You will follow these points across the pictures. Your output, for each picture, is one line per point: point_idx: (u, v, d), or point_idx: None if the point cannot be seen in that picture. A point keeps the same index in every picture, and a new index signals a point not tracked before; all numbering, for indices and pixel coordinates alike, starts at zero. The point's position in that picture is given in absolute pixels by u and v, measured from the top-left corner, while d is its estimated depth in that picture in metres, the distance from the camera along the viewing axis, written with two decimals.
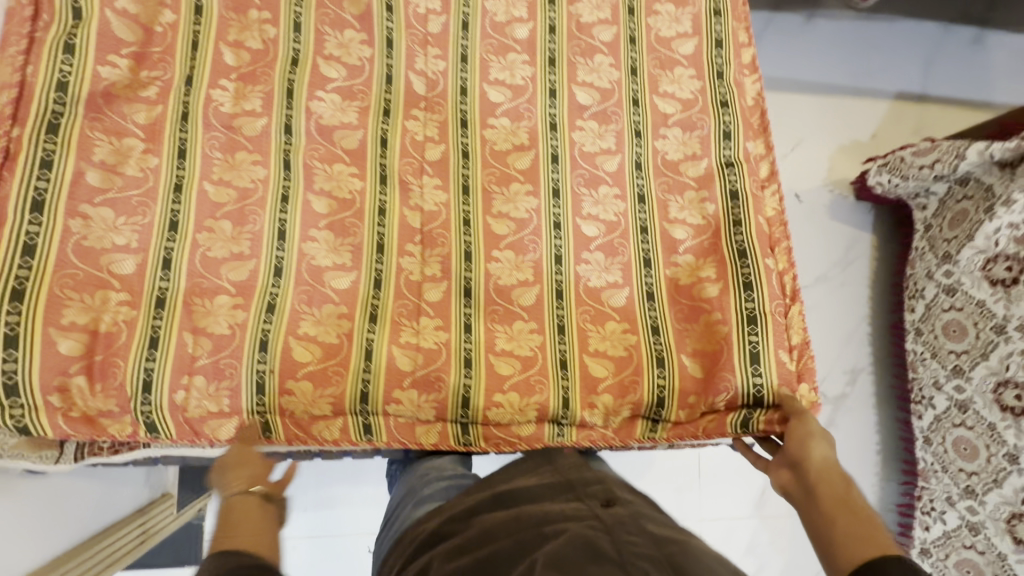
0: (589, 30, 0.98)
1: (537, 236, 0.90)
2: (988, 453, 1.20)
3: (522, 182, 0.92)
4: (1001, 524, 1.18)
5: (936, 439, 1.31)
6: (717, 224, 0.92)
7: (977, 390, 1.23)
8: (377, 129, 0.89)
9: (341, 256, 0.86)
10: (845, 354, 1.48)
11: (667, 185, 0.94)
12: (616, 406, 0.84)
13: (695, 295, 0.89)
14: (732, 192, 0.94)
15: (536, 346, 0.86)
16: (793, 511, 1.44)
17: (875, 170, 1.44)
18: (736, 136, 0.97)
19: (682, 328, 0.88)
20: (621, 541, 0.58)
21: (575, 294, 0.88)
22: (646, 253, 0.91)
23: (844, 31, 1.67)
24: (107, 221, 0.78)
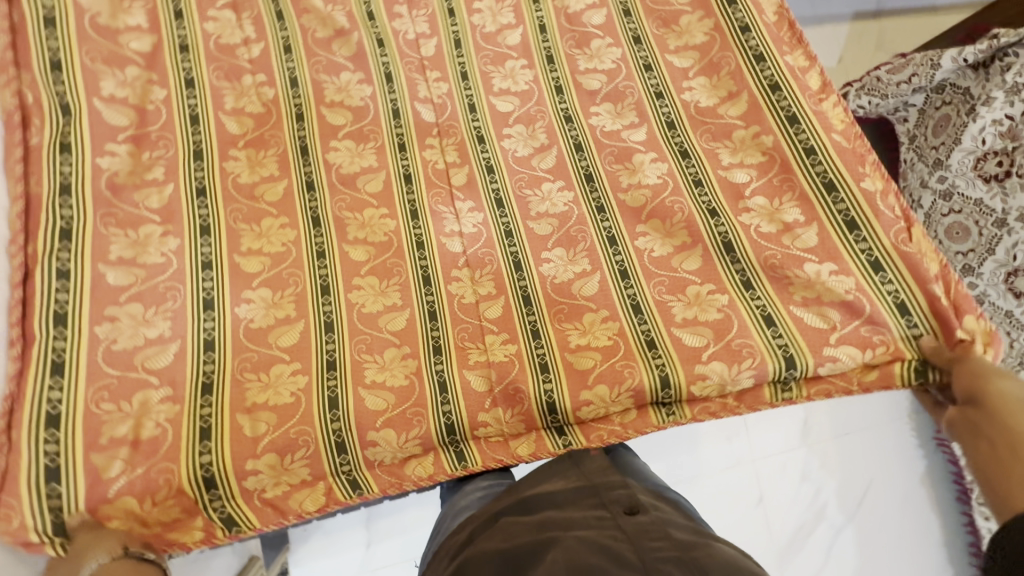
0: (579, 19, 1.00)
1: (583, 225, 0.90)
2: (1011, 341, 1.20)
3: (552, 180, 0.92)
4: None
5: None
6: (780, 155, 0.93)
7: (989, 284, 1.23)
8: (398, 165, 0.89)
9: (391, 296, 0.85)
10: None
11: (710, 134, 0.96)
12: (731, 373, 0.80)
13: (783, 241, 0.87)
14: (788, 115, 0.94)
15: (614, 333, 0.83)
16: (835, 434, 1.51)
17: (853, 94, 1.37)
18: (768, 56, 0.98)
19: (783, 281, 0.85)
20: (647, 549, 0.58)
21: (641, 267, 0.88)
22: (707, 202, 0.91)
23: None
24: (137, 316, 0.77)
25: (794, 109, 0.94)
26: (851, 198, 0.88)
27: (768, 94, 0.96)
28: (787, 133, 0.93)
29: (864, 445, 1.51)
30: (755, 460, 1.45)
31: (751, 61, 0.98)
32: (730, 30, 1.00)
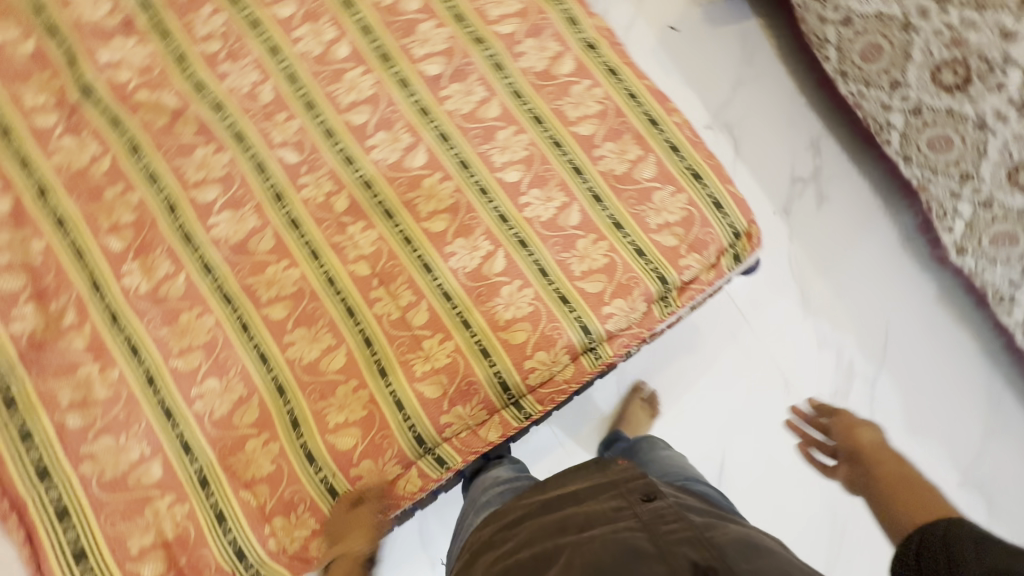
0: (397, 10, 0.98)
1: (473, 211, 0.93)
2: (960, 136, 1.13)
3: (430, 175, 0.94)
4: (1005, 183, 1.09)
5: (911, 152, 1.21)
6: (613, 103, 0.96)
7: (920, 90, 1.15)
8: (281, 215, 0.90)
9: (325, 339, 0.87)
10: (800, 135, 1.62)
11: (553, 93, 0.97)
12: (630, 304, 0.89)
13: (634, 179, 0.94)
14: (608, 67, 0.97)
15: (532, 299, 0.88)
16: (832, 291, 1.50)
17: None
18: (580, 18, 0.99)
19: (642, 213, 0.93)
20: (662, 533, 0.76)
21: (535, 234, 0.92)
22: (571, 161, 0.95)
23: None
24: (112, 446, 0.80)
25: (610, 62, 0.98)
26: (671, 128, 0.96)
27: (590, 53, 0.98)
28: (612, 80, 0.97)
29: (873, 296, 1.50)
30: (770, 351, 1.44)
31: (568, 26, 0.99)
32: None
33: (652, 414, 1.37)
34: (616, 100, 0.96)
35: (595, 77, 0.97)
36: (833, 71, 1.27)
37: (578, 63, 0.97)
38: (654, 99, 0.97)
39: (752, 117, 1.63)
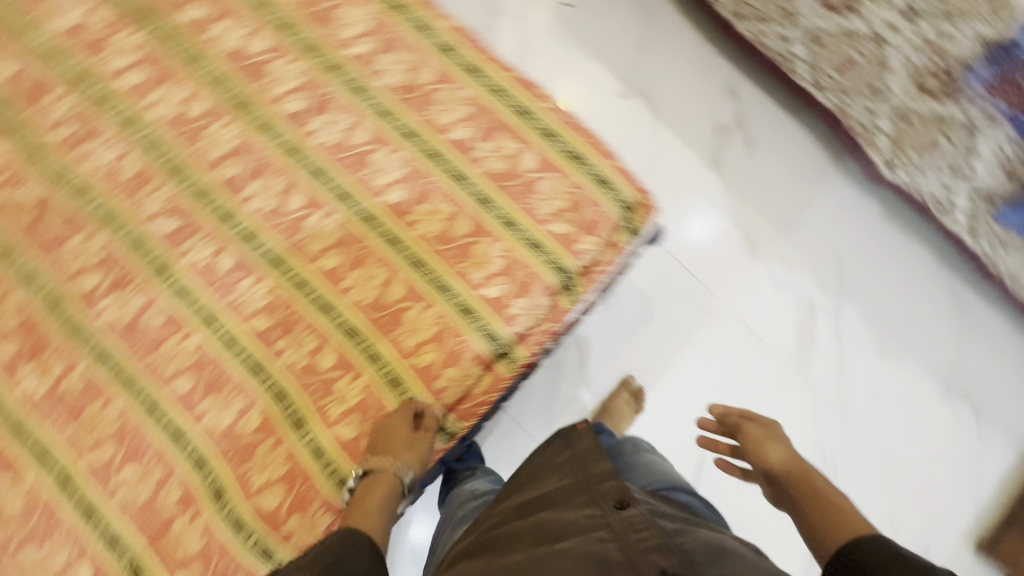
0: (246, 54, 0.96)
1: (361, 240, 0.91)
2: (858, 50, 1.37)
3: (311, 213, 0.91)
4: (910, 88, 1.33)
5: (821, 77, 1.49)
6: (481, 101, 0.95)
7: (812, 16, 1.40)
8: (168, 287, 0.88)
9: (235, 402, 0.85)
10: (722, 108, 1.74)
11: (419, 104, 0.95)
12: (533, 302, 0.88)
13: (517, 172, 0.92)
14: (468, 66, 0.97)
15: (436, 317, 0.87)
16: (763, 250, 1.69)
17: None
18: (430, 25, 0.99)
19: (531, 206, 0.91)
20: (633, 541, 0.85)
21: (429, 250, 0.90)
22: (450, 169, 0.93)
23: None
24: (37, 556, 0.79)
25: (468, 62, 0.97)
26: (543, 115, 0.95)
27: (447, 56, 0.97)
28: (476, 82, 0.96)
29: (813, 232, 1.70)
30: (727, 298, 1.67)
31: (420, 33, 0.98)
32: (385, 11, 0.99)
33: (637, 408, 1.54)
34: (484, 100, 0.95)
35: (459, 82, 0.96)
36: (732, 16, 1.56)
37: (439, 71, 0.96)
38: (521, 92, 0.96)
39: (673, 96, 1.74)
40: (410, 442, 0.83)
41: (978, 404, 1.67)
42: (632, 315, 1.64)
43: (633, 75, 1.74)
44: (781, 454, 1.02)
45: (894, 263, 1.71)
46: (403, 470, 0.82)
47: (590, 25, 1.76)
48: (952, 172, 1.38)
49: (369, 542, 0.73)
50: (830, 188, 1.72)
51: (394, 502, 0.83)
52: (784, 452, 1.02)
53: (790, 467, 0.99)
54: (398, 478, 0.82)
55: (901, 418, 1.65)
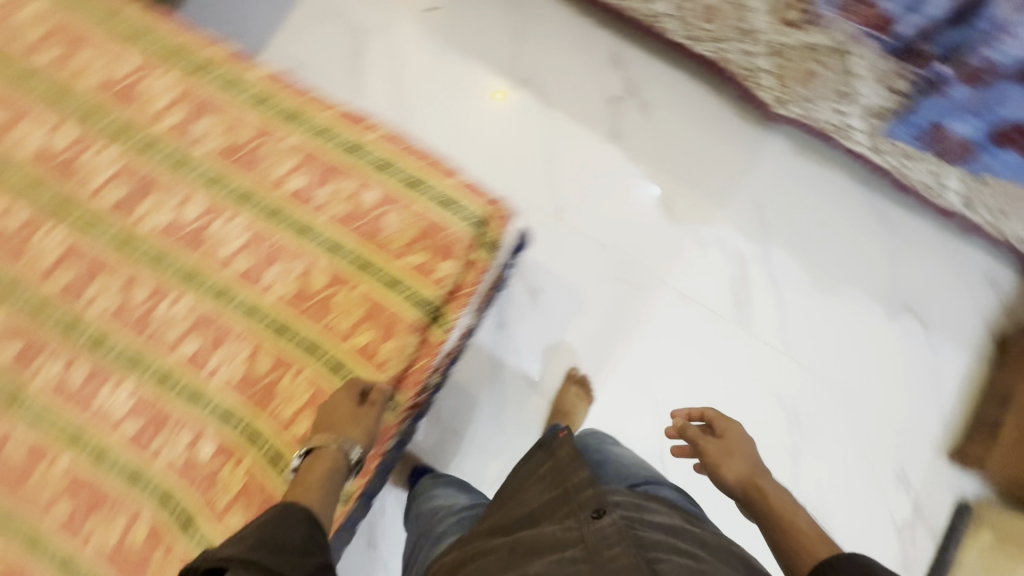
0: (57, 156, 0.94)
1: (217, 319, 0.87)
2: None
3: (158, 302, 0.88)
4: (776, 25, 1.28)
5: (694, 27, 1.46)
6: (308, 145, 0.91)
7: None
8: (25, 413, 0.86)
9: (117, 517, 0.82)
10: (612, 80, 1.70)
11: (243, 163, 0.91)
12: (400, 343, 0.86)
13: (360, 211, 0.89)
14: (286, 112, 0.93)
15: (308, 382, 0.85)
16: (682, 215, 1.67)
17: None
18: (237, 78, 0.94)
19: (380, 242, 0.87)
20: (606, 560, 0.87)
21: (289, 314, 0.87)
22: (293, 224, 0.89)
23: None
24: None
25: (286, 108, 0.93)
26: (374, 146, 0.92)
27: (263, 107, 0.93)
28: (299, 129, 0.92)
29: (728, 183, 1.69)
30: (656, 269, 1.65)
31: (228, 89, 0.94)
32: (188, 73, 0.95)
33: (587, 400, 1.57)
34: (310, 146, 0.91)
35: (282, 132, 0.92)
36: None
37: (257, 126, 0.92)
38: (350, 127, 0.93)
39: (559, 79, 1.70)
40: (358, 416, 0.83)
41: (924, 317, 1.67)
42: (565, 309, 1.62)
43: (514, 66, 1.69)
44: (737, 469, 1.06)
45: (817, 195, 1.69)
46: (348, 444, 0.82)
47: (458, 26, 1.70)
48: (840, 95, 1.37)
49: (304, 517, 0.74)
50: (738, 133, 1.70)
51: (341, 478, 0.83)
52: (741, 467, 1.05)
53: (747, 482, 1.03)
54: (344, 454, 0.82)
55: (852, 348, 1.65)
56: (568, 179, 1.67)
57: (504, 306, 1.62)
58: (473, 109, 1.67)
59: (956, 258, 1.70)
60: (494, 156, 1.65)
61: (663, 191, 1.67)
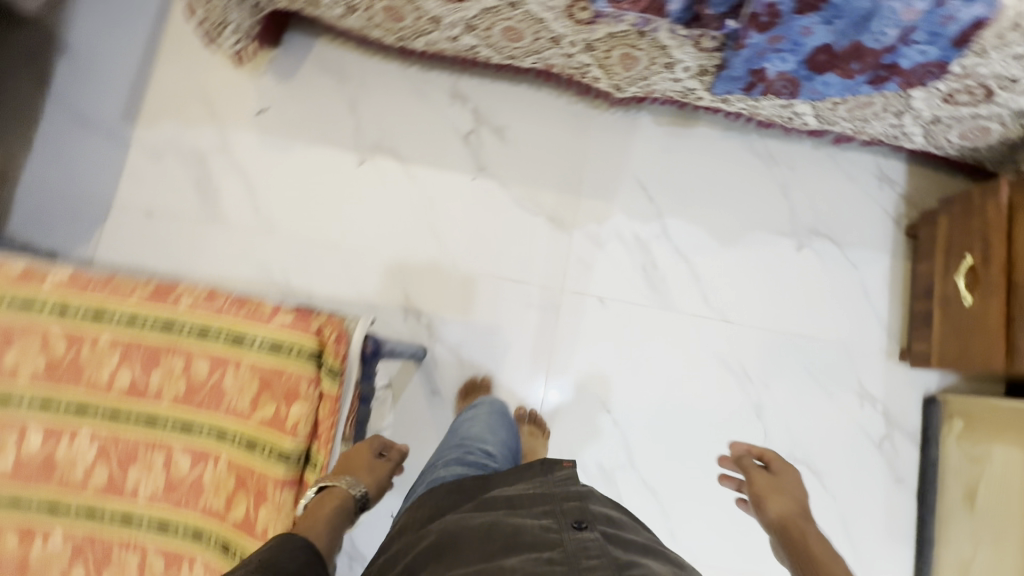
0: None
1: (96, 538, 0.96)
2: (507, 17, 1.30)
3: (35, 539, 0.96)
4: (569, 24, 1.27)
5: (501, 46, 1.43)
6: (123, 341, 0.96)
7: (450, 16, 1.33)
8: None
9: None
10: (457, 117, 1.70)
11: (65, 381, 0.96)
12: (278, 502, 0.92)
13: (195, 388, 0.95)
14: (92, 312, 0.96)
15: (204, 567, 0.95)
16: (570, 222, 1.66)
17: (223, 39, 1.43)
18: (32, 297, 0.95)
19: (227, 409, 0.95)
20: (582, 567, 0.85)
21: (166, 506, 0.96)
22: (138, 419, 0.96)
23: (79, 86, 1.65)
24: None
25: (88, 308, 0.96)
26: (187, 317, 0.96)
27: (66, 316, 0.96)
28: (108, 324, 0.96)
29: (603, 177, 1.68)
30: (562, 284, 1.64)
31: (29, 308, 0.96)
32: None
33: (544, 434, 1.53)
34: (126, 337, 0.96)
35: (92, 333, 0.96)
36: (397, 40, 1.50)
37: (65, 338, 0.95)
38: (158, 308, 0.96)
39: (406, 133, 1.69)
40: (370, 466, 1.12)
41: (833, 234, 1.68)
42: (490, 353, 1.61)
43: (359, 137, 1.68)
44: (780, 506, 1.03)
45: (689, 158, 1.69)
46: (355, 486, 0.96)
47: (291, 119, 1.68)
48: (663, 64, 1.36)
49: (304, 543, 0.79)
50: (594, 124, 1.69)
51: (344, 520, 0.91)
52: (785, 507, 1.02)
53: (786, 519, 1.00)
54: (350, 495, 0.95)
55: (776, 290, 1.65)
56: (451, 226, 1.65)
57: (432, 371, 1.60)
58: (337, 191, 1.66)
59: (846, 168, 1.70)
60: (372, 229, 1.64)
61: (546, 204, 1.67)
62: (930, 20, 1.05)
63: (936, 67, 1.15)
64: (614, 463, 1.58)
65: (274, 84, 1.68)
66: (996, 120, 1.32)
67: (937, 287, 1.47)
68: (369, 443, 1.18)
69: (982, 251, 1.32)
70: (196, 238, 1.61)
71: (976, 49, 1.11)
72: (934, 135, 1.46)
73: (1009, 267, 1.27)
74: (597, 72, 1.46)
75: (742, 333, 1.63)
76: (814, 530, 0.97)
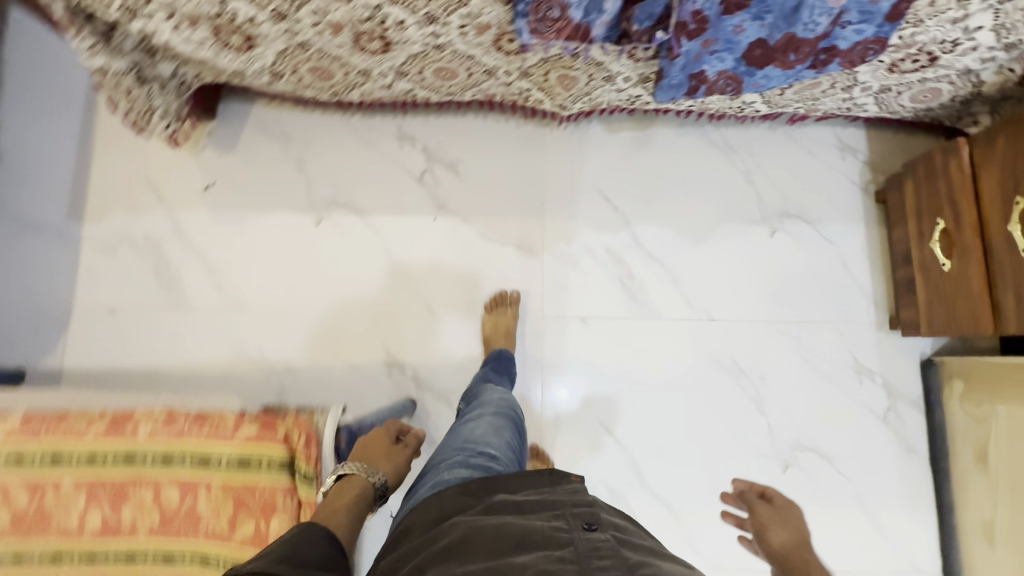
0: None
1: None
2: (436, 58, 1.26)
3: None
4: (499, 56, 1.24)
5: (438, 86, 1.40)
6: (86, 481, 1.00)
7: (379, 66, 1.29)
8: None
9: None
10: (408, 158, 1.66)
11: (36, 529, 0.99)
12: None
13: (170, 516, 1.01)
14: (51, 457, 1.00)
15: None
16: (539, 246, 1.63)
17: (152, 126, 1.38)
18: None
19: (205, 530, 1.01)
20: (594, 566, 0.81)
21: None
22: (116, 556, 1.00)
23: (15, 197, 1.59)
24: None
25: (45, 453, 0.99)
26: (148, 449, 1.01)
27: (25, 465, 1.00)
28: (69, 466, 1.00)
29: (565, 194, 1.65)
30: (541, 311, 1.61)
31: None
32: None
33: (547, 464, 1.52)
34: (88, 477, 1.00)
35: (53, 478, 0.99)
36: (331, 95, 1.45)
37: (27, 486, 0.99)
38: (116, 442, 1.00)
39: (359, 184, 1.65)
40: (388, 452, 1.21)
41: (804, 213, 1.65)
42: None
43: (312, 196, 1.64)
44: (785, 536, 0.99)
45: (647, 161, 1.67)
46: (375, 475, 1.08)
47: (239, 190, 1.63)
48: (602, 78, 1.33)
49: (323, 535, 0.90)
50: (547, 142, 1.66)
51: (362, 505, 1.03)
52: (788, 538, 0.99)
53: (793, 553, 0.96)
54: (370, 481, 1.06)
55: (756, 279, 1.63)
56: (420, 271, 1.62)
57: (425, 421, 1.56)
58: (298, 255, 1.61)
59: (806, 144, 1.67)
60: (342, 288, 1.60)
61: (512, 232, 1.63)
62: (858, 1, 1.02)
63: (876, 44, 1.11)
64: (623, 483, 1.56)
65: (217, 159, 1.64)
66: (944, 82, 1.29)
67: (914, 254, 1.44)
68: (387, 430, 1.27)
69: (952, 215, 1.30)
70: (165, 328, 1.57)
71: (911, 19, 1.09)
72: (886, 102, 1.43)
73: (981, 230, 1.25)
74: (539, 95, 1.43)
75: (729, 328, 1.60)
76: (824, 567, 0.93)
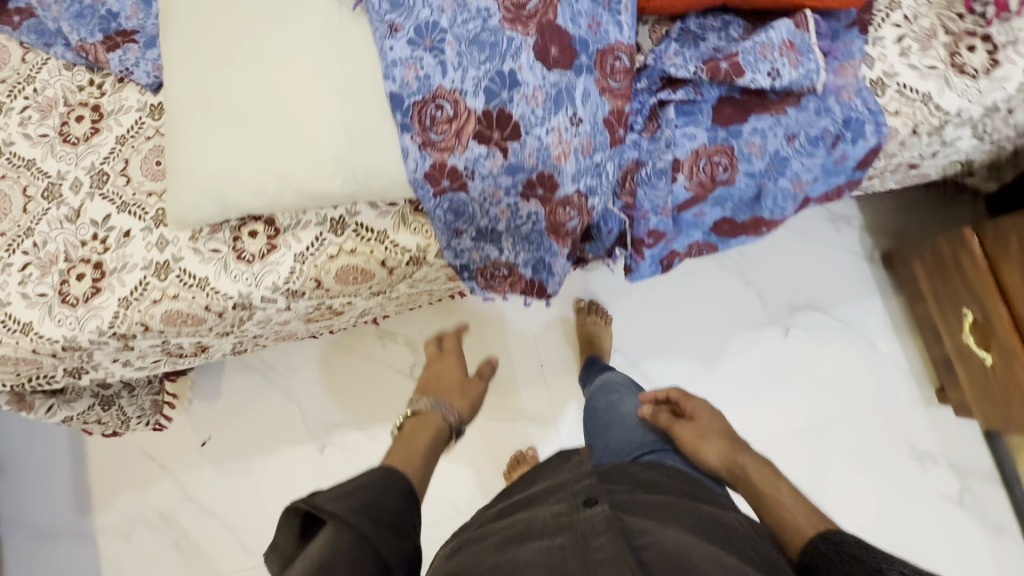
0: None
1: None
2: (394, 304, 1.19)
3: None
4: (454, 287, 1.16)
5: (403, 309, 1.32)
6: None
7: (340, 322, 1.22)
8: None
9: None
10: (395, 354, 1.59)
11: None
12: None
13: None
14: None
15: None
16: (549, 412, 1.55)
17: (136, 426, 1.33)
18: None
19: None
20: (593, 548, 0.69)
21: None
22: None
23: (24, 526, 1.57)
24: None
25: None
26: None
27: None
28: None
29: (562, 349, 1.57)
30: None
31: None
32: None
33: None
34: None
35: None
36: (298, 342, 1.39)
37: None
38: None
39: (353, 396, 1.59)
40: (462, 388, 1.21)
41: (814, 302, 1.55)
42: None
43: (310, 422, 1.58)
44: (715, 449, 1.04)
45: (635, 293, 1.58)
46: (448, 417, 1.12)
47: (237, 438, 1.58)
48: None
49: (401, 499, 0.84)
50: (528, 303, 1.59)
51: (437, 439, 1.08)
52: (720, 447, 1.04)
53: (728, 463, 1.01)
54: (444, 419, 1.11)
55: (784, 386, 1.52)
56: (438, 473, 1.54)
57: None
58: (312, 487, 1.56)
59: (794, 226, 1.58)
60: None
61: (520, 405, 1.56)
62: (824, 170, 0.93)
63: (850, 186, 1.00)
64: None
65: (206, 413, 1.59)
66: (936, 170, 1.16)
67: (947, 341, 1.34)
68: (459, 365, 1.28)
69: (980, 309, 1.19)
70: None
71: (886, 158, 0.98)
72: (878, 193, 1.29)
73: (1018, 328, 1.12)
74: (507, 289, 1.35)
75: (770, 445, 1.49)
76: (750, 463, 1.00)
